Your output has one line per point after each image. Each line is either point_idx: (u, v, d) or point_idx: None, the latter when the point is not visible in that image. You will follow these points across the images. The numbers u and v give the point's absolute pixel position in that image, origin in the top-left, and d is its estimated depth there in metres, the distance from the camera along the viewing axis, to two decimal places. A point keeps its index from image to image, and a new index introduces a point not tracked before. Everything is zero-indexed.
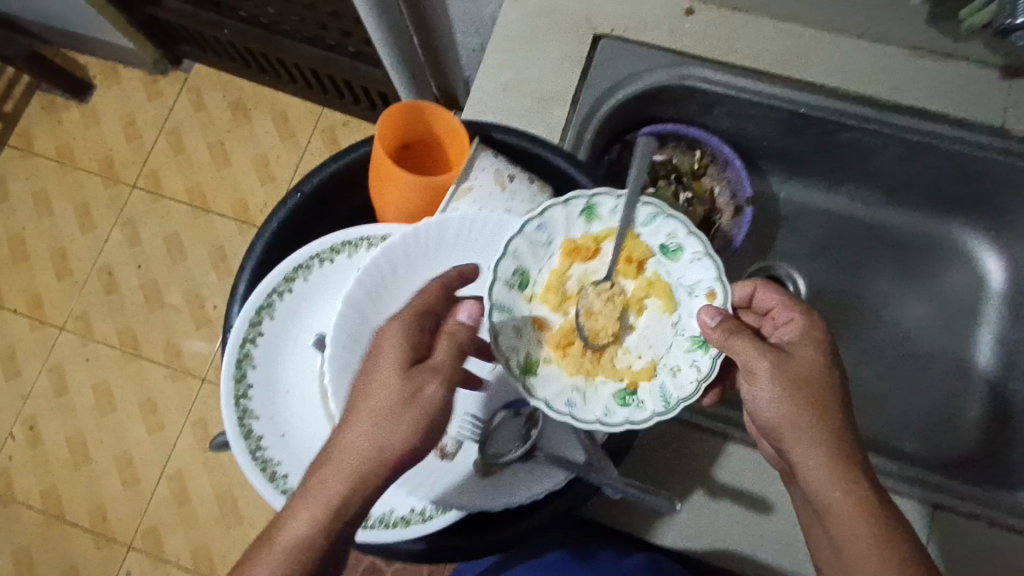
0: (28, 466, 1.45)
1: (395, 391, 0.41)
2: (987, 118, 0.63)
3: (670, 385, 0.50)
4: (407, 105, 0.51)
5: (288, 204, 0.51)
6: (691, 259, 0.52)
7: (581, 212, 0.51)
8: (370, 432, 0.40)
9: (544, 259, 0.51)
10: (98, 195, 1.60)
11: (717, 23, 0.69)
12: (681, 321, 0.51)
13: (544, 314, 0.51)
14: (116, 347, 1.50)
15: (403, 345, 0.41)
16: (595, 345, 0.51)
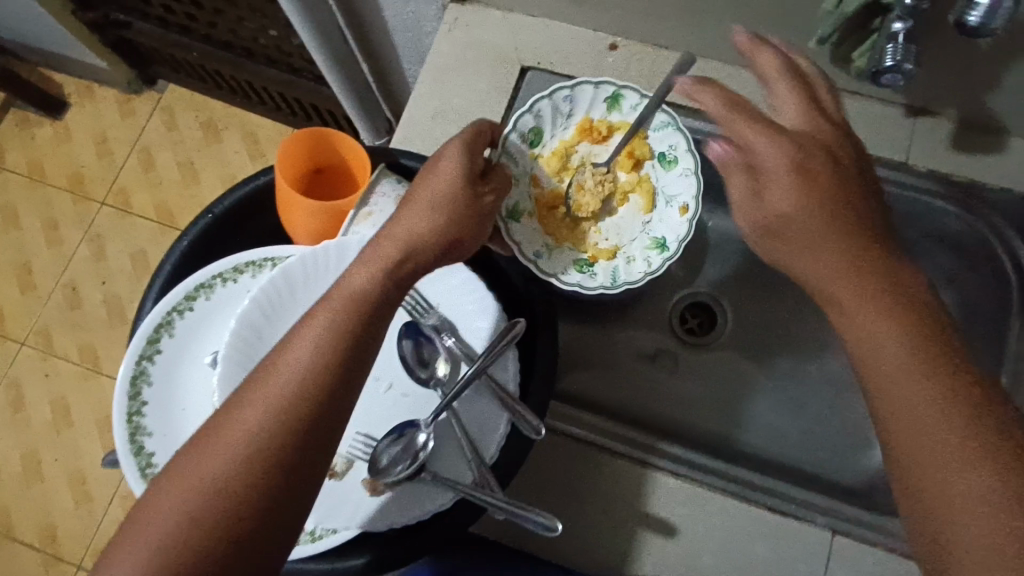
0: None
1: (433, 198, 0.48)
2: (889, 154, 0.66)
3: (621, 269, 0.66)
4: (311, 131, 0.54)
5: (199, 223, 0.53)
6: (674, 173, 0.67)
7: (608, 100, 0.66)
8: (425, 218, 0.48)
9: (596, 112, 0.67)
10: (65, 211, 1.58)
11: (638, 60, 0.72)
12: (649, 223, 0.67)
13: (550, 157, 0.67)
14: (75, 363, 1.48)
15: (459, 162, 0.49)
16: (576, 219, 0.68)
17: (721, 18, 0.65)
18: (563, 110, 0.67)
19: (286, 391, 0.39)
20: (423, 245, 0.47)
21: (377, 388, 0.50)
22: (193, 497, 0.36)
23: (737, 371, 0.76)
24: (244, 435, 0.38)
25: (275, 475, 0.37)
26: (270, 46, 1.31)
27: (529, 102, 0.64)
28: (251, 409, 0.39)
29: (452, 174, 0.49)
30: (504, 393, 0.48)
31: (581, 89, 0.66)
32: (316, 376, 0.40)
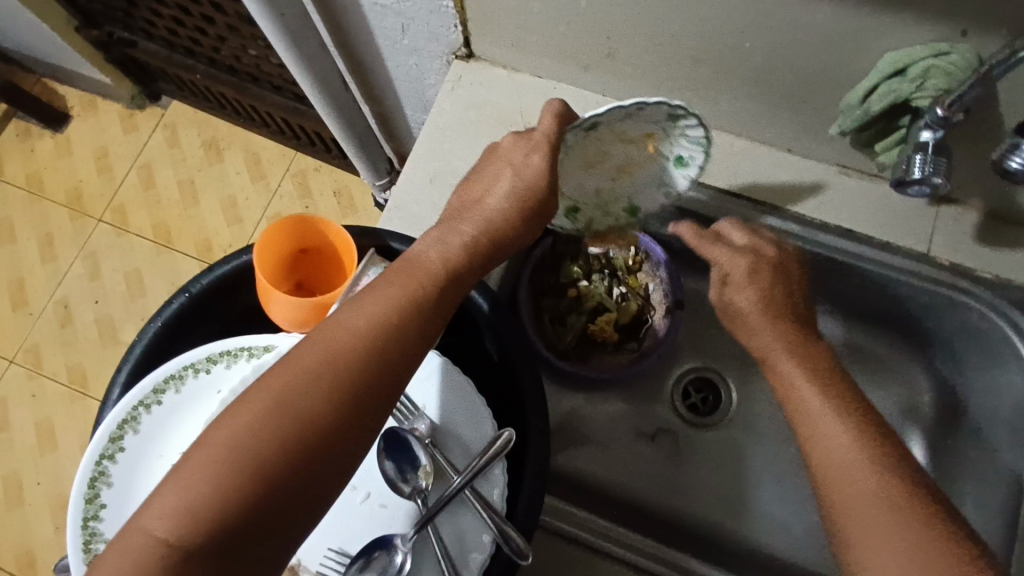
0: None
1: (519, 184, 0.53)
2: (911, 242, 0.63)
3: (599, 220, 0.65)
4: (292, 217, 0.52)
5: (171, 306, 0.50)
6: (680, 174, 0.62)
7: (667, 115, 0.57)
8: (506, 198, 0.53)
9: (649, 122, 0.59)
10: (63, 228, 1.51)
11: None
12: (638, 196, 0.65)
13: (589, 139, 0.59)
14: (63, 384, 1.40)
15: (550, 151, 0.53)
16: (585, 180, 0.63)
17: (737, 95, 0.61)
18: (629, 114, 0.56)
19: (382, 325, 0.42)
20: (501, 225, 0.52)
21: (354, 498, 0.47)
22: (287, 408, 0.38)
23: (745, 456, 0.72)
24: (348, 357, 0.41)
25: (359, 401, 0.40)
26: (274, 74, 1.27)
27: (607, 108, 0.54)
28: (350, 336, 0.41)
29: (541, 162, 0.52)
30: (489, 512, 0.45)
31: (652, 107, 0.55)
32: (413, 316, 0.44)
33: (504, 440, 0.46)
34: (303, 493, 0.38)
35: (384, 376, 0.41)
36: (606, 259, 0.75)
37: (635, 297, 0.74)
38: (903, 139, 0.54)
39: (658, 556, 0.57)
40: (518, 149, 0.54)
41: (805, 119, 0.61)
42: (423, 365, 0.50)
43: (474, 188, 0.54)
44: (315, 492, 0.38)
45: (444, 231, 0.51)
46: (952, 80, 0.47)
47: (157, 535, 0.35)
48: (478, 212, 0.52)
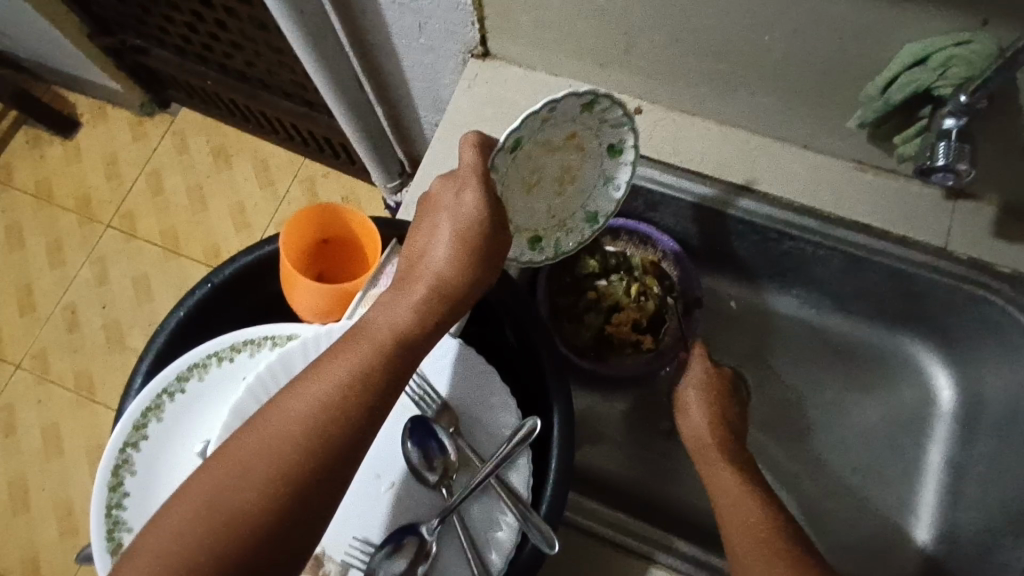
0: None
1: (459, 228, 0.47)
2: (928, 236, 0.63)
3: (563, 240, 0.62)
4: (313, 207, 0.52)
5: (195, 294, 0.50)
6: (616, 162, 0.60)
7: (582, 105, 0.54)
8: (450, 248, 0.47)
9: (566, 120, 0.55)
10: (71, 233, 1.51)
11: (665, 123, 0.69)
12: (588, 201, 0.62)
13: (519, 160, 0.55)
14: (70, 390, 1.39)
15: (484, 190, 0.47)
16: (529, 204, 0.59)
17: (753, 90, 0.62)
18: (550, 119, 0.53)
19: (320, 411, 0.40)
20: (454, 278, 0.47)
21: (378, 486, 0.46)
22: (218, 504, 0.37)
23: (761, 453, 0.72)
24: (282, 441, 0.39)
25: (298, 493, 0.38)
26: (285, 80, 1.28)
27: (520, 121, 0.50)
28: (287, 425, 0.39)
29: (476, 201, 0.47)
30: (515, 501, 0.44)
31: (564, 101, 0.52)
32: (354, 394, 0.41)
33: (528, 428, 0.46)
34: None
35: (325, 464, 0.39)
36: (624, 257, 0.75)
37: (653, 297, 0.74)
38: (921, 132, 0.55)
39: (662, 544, 0.56)
40: (450, 191, 0.49)
41: (821, 114, 0.61)
42: (449, 356, 0.49)
43: (417, 242, 0.49)
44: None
45: (395, 296, 0.46)
46: (973, 68, 0.47)
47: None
48: (425, 268, 0.47)
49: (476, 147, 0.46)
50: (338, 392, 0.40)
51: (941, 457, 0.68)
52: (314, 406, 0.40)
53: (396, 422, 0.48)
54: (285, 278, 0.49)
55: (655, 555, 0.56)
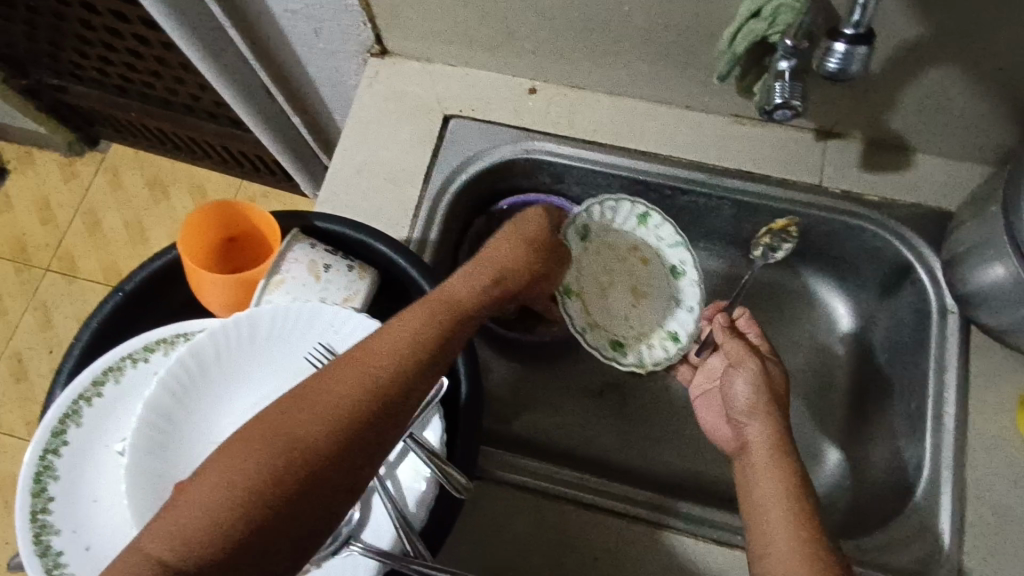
0: None
1: (518, 233, 0.54)
2: (804, 176, 0.68)
3: (648, 355, 0.70)
4: (207, 205, 0.54)
5: (107, 304, 0.51)
6: (673, 254, 0.72)
7: (637, 217, 0.72)
8: (512, 244, 0.53)
9: (630, 234, 0.73)
10: (8, 281, 1.49)
11: (559, 99, 0.73)
12: (660, 314, 0.71)
13: (589, 250, 0.72)
14: (23, 438, 1.37)
15: (546, 212, 0.57)
16: (606, 300, 0.72)
17: (628, 59, 0.66)
18: (617, 218, 0.72)
19: (393, 359, 0.41)
20: (512, 270, 0.52)
21: None
22: (288, 434, 0.37)
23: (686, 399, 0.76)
24: (351, 385, 0.39)
25: (358, 432, 0.38)
26: (208, 102, 1.29)
27: (584, 206, 0.70)
28: (357, 370, 0.40)
29: (540, 215, 0.56)
30: (427, 454, 0.47)
31: (622, 205, 0.72)
32: (424, 349, 0.42)
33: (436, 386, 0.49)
34: (292, 528, 0.36)
35: (385, 412, 0.40)
36: None
37: None
38: (750, 87, 0.62)
39: (665, 508, 0.58)
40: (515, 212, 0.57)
41: (692, 73, 0.66)
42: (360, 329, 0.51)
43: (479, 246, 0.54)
44: (304, 528, 0.37)
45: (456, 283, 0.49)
46: (797, 15, 0.52)
47: (152, 558, 0.34)
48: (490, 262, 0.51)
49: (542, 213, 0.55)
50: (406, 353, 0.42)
51: (848, 379, 0.73)
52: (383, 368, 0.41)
53: None
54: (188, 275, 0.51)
55: (660, 519, 0.58)
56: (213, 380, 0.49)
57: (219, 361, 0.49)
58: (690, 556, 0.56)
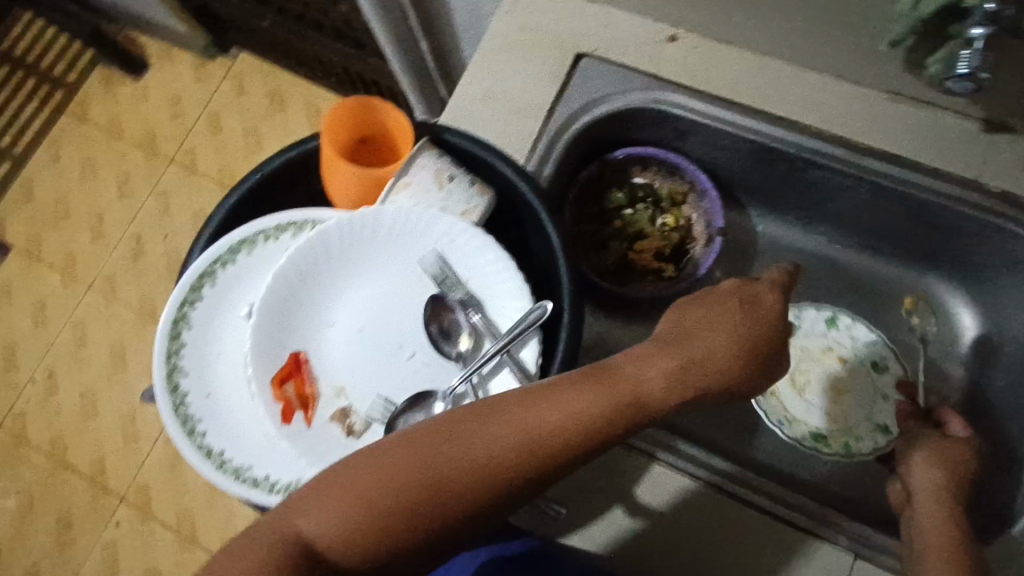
0: (39, 412, 1.40)
1: (734, 312, 0.50)
2: (959, 168, 0.62)
3: (854, 444, 0.71)
4: (353, 101, 0.55)
5: (244, 183, 0.53)
6: (877, 353, 0.74)
7: (825, 321, 0.75)
8: (731, 338, 0.49)
9: (820, 335, 0.75)
10: (138, 166, 1.55)
11: (699, 50, 0.70)
12: (873, 409, 0.72)
13: (783, 357, 0.75)
14: (134, 311, 1.45)
15: (780, 295, 0.51)
16: (806, 401, 0.73)
17: (787, 15, 0.62)
18: (804, 327, 0.75)
19: (568, 432, 0.43)
20: (725, 363, 0.48)
21: (401, 356, 0.51)
22: (438, 467, 0.41)
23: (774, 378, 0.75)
24: (512, 437, 0.42)
25: (501, 481, 0.41)
26: (339, 21, 1.32)
27: None
28: (518, 428, 0.42)
29: (776, 304, 0.50)
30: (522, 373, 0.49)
31: (807, 313, 0.75)
32: (597, 426, 0.43)
33: (539, 312, 0.49)
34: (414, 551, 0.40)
35: (535, 475, 0.42)
36: (651, 189, 0.79)
37: (678, 230, 0.78)
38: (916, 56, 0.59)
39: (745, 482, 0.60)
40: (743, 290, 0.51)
41: (855, 39, 0.61)
42: (474, 243, 0.52)
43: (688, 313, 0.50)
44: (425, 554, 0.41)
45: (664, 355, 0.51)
46: None
47: (295, 533, 0.39)
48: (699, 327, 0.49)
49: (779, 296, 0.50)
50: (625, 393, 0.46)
51: (955, 393, 0.71)
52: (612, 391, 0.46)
53: (418, 299, 0.52)
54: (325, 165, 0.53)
55: (741, 492, 0.59)
56: (333, 267, 0.52)
57: (341, 251, 0.52)
58: (766, 526, 0.58)
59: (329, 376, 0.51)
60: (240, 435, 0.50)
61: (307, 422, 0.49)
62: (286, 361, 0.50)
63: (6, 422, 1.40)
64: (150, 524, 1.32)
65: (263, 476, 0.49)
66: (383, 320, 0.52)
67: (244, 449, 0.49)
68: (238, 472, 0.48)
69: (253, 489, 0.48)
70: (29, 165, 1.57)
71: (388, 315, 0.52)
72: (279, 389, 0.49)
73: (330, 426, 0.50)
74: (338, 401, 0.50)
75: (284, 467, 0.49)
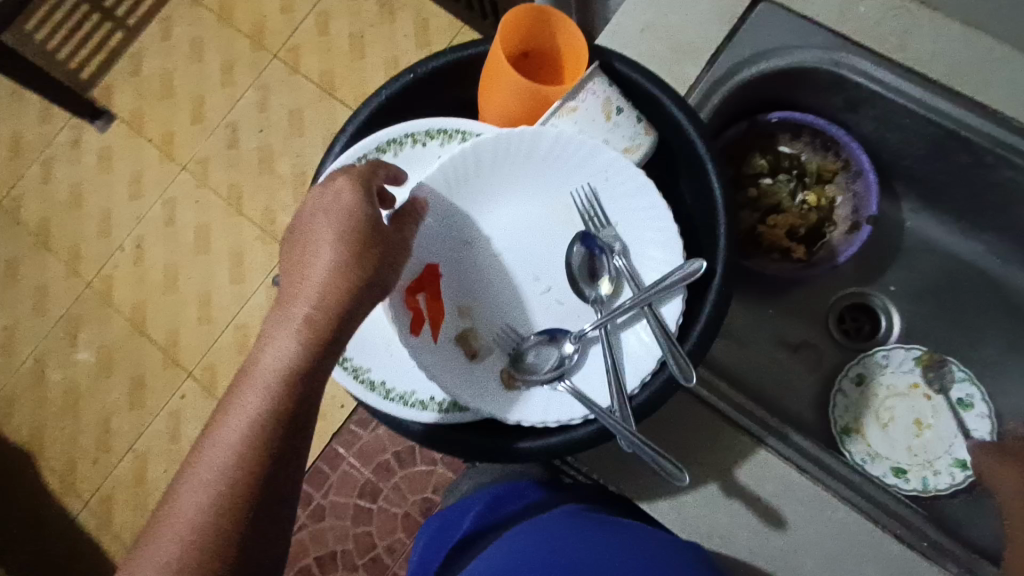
0: (130, 280, 1.32)
1: (333, 223, 0.43)
2: None
3: (932, 479, 0.66)
4: (531, 8, 0.49)
5: (400, 79, 0.52)
6: (963, 396, 0.68)
7: (914, 359, 0.70)
8: (319, 261, 0.43)
9: (906, 371, 0.70)
10: (243, 55, 1.38)
11: (896, 12, 0.62)
12: (955, 446, 0.67)
13: (865, 393, 0.70)
14: (222, 199, 1.33)
15: (361, 203, 0.44)
16: (885, 436, 0.69)
17: None
18: (889, 366, 0.70)
19: (261, 419, 0.40)
20: (334, 288, 0.42)
21: (536, 288, 0.50)
22: (208, 487, 0.39)
23: (891, 381, 0.70)
24: (237, 444, 0.39)
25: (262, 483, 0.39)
26: None
27: (855, 363, 0.70)
28: (231, 430, 0.40)
29: (351, 202, 0.43)
30: (661, 332, 0.45)
31: (897, 352, 0.70)
32: (279, 408, 0.40)
33: (692, 270, 0.45)
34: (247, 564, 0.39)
35: (268, 469, 0.40)
36: (798, 160, 0.73)
37: (819, 209, 0.73)
38: None
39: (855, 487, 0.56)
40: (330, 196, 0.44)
41: None
42: (631, 185, 0.48)
43: (307, 217, 0.45)
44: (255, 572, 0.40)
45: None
46: None
47: None
48: (284, 286, 0.44)
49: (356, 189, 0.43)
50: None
51: None
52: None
53: (563, 233, 0.50)
54: (495, 75, 0.49)
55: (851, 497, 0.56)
56: (482, 181, 0.49)
57: (492, 166, 0.49)
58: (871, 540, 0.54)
59: (455, 296, 0.50)
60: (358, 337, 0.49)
61: (434, 336, 0.47)
62: (421, 271, 0.48)
63: (95, 280, 1.32)
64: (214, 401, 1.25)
65: (379, 380, 0.49)
66: (525, 245, 0.50)
67: (364, 350, 0.49)
68: (357, 372, 0.49)
69: (369, 391, 0.48)
70: (137, 37, 1.41)
71: (529, 241, 0.50)
72: (411, 298, 0.47)
73: (452, 345, 0.48)
74: (462, 321, 0.49)
75: (401, 376, 0.49)
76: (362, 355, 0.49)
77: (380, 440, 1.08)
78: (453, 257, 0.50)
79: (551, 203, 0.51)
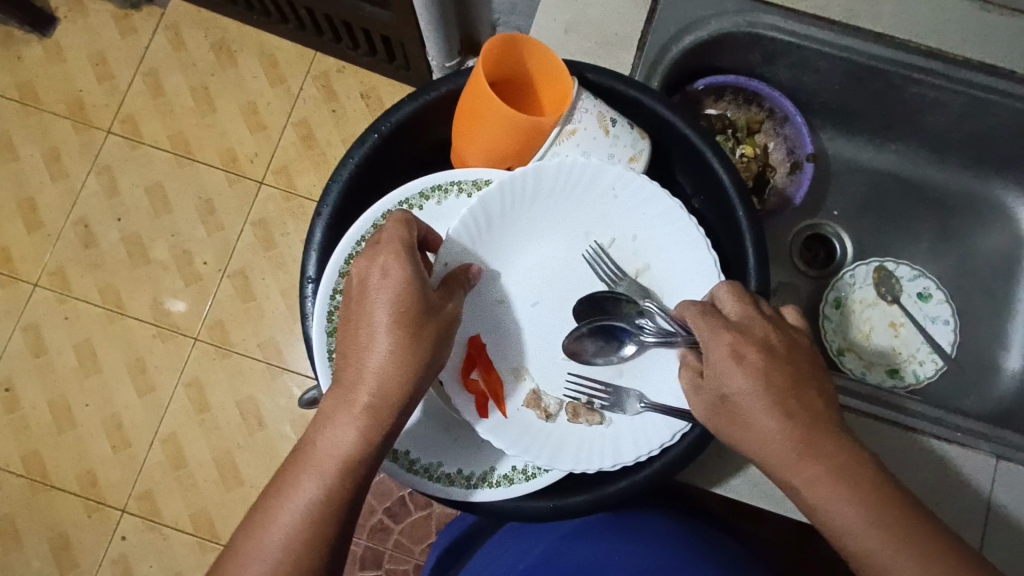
0: (4, 433, 1.01)
1: (388, 295, 0.40)
2: None
3: (919, 370, 0.75)
4: (502, 38, 0.47)
5: (364, 146, 0.48)
6: (923, 290, 0.77)
7: (875, 271, 0.77)
8: (376, 337, 0.40)
9: (871, 283, 0.77)
10: (67, 142, 1.05)
11: None
12: (928, 336, 0.76)
13: (844, 312, 0.77)
14: (98, 305, 1.03)
15: (415, 271, 0.41)
16: (872, 346, 0.76)
17: None
18: (857, 283, 0.77)
19: (324, 512, 0.37)
20: (395, 370, 0.39)
21: (577, 324, 0.51)
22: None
23: (859, 294, 0.77)
24: (297, 536, 0.37)
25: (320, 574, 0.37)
26: None
27: (829, 291, 0.77)
28: (293, 522, 0.37)
29: (405, 272, 0.40)
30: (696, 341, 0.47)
31: (860, 268, 0.77)
32: (343, 500, 0.38)
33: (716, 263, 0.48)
34: None
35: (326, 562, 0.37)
36: (727, 120, 0.76)
37: (756, 159, 0.76)
38: None
39: (890, 404, 0.60)
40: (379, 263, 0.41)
41: None
42: (639, 194, 0.49)
43: (355, 283, 0.41)
44: None
45: (792, 454, 0.39)
46: None
47: None
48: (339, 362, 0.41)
49: (409, 257, 0.40)
50: (893, 542, 0.37)
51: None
52: (917, 557, 0.37)
53: (589, 260, 0.51)
54: (485, 114, 0.46)
55: (893, 416, 0.59)
56: (498, 231, 0.49)
57: (504, 213, 0.49)
58: (921, 448, 0.58)
59: (507, 359, 0.50)
60: (422, 437, 0.49)
61: (503, 412, 0.48)
62: (466, 348, 0.49)
63: None
64: (162, 529, 0.99)
65: (455, 471, 0.48)
66: (555, 281, 0.51)
67: (430, 446, 0.49)
68: (431, 470, 0.48)
69: (449, 486, 0.48)
70: None
71: (559, 275, 0.51)
72: (470, 381, 0.48)
73: (522, 411, 0.49)
74: (521, 383, 0.50)
75: (475, 458, 0.49)
76: (430, 452, 0.48)
77: (366, 502, 0.95)
78: (490, 319, 0.50)
79: (567, 233, 0.51)
